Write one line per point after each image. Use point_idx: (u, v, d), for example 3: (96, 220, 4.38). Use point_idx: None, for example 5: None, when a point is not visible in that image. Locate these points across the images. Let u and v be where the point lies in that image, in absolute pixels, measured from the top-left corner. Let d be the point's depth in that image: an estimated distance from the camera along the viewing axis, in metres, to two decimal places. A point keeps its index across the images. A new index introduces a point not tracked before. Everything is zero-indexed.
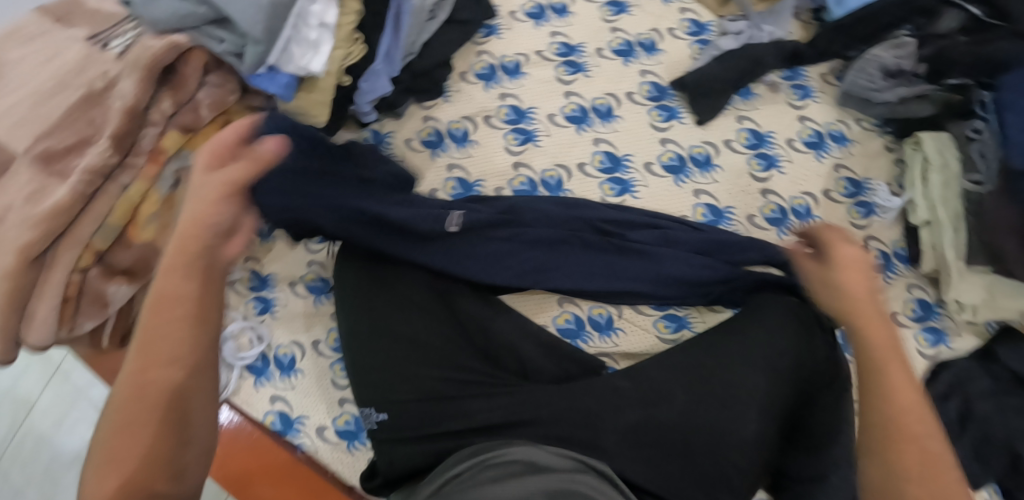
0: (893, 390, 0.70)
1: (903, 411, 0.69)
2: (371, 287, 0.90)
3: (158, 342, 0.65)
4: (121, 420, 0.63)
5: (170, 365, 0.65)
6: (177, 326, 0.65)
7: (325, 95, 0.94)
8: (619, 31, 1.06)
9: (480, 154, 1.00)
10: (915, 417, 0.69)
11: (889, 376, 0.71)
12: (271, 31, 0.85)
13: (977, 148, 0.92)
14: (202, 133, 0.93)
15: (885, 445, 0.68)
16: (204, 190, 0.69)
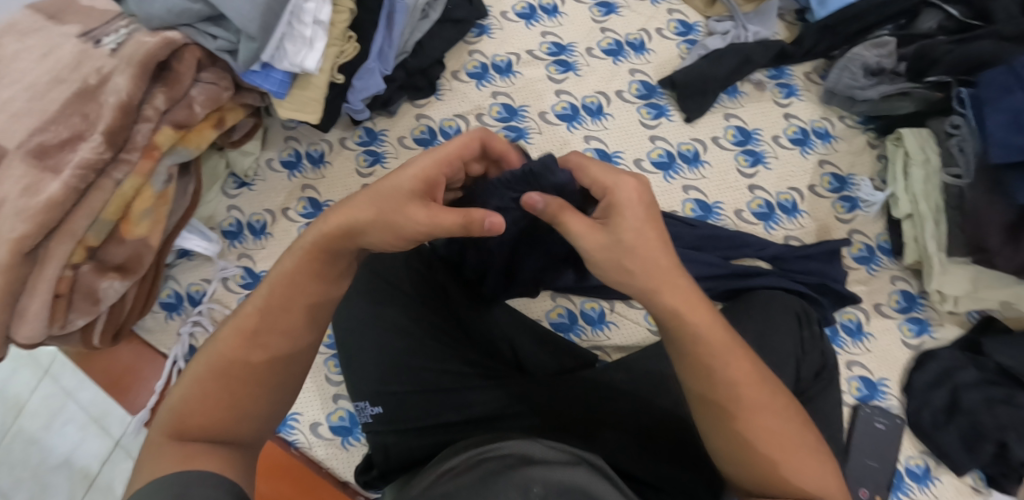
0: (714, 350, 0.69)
1: (746, 401, 0.68)
2: (365, 280, 0.89)
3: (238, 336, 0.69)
4: (217, 364, 0.68)
5: (237, 350, 0.69)
6: (259, 323, 0.69)
7: (319, 93, 0.95)
8: (609, 31, 1.08)
9: None
10: (748, 385, 0.68)
11: (734, 369, 0.68)
12: (266, 28, 0.86)
13: (957, 143, 0.93)
14: (196, 130, 0.93)
15: (715, 387, 0.68)
16: (413, 209, 0.69)
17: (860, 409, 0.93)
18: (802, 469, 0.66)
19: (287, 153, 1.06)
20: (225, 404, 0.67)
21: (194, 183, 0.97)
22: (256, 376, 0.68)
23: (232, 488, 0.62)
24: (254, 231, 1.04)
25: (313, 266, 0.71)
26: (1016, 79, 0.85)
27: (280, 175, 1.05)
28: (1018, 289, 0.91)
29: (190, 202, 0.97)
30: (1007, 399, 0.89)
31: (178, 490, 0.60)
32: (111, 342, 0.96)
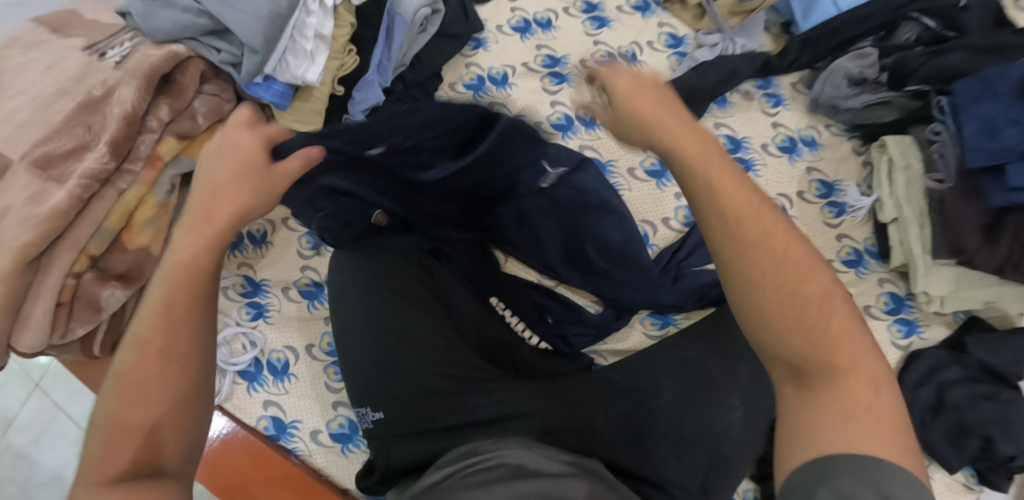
0: (759, 235, 0.59)
1: (792, 285, 0.58)
2: (363, 287, 0.90)
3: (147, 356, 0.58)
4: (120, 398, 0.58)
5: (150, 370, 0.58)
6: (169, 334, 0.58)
7: (320, 104, 0.97)
8: (601, 43, 1.10)
9: None
10: (797, 263, 0.59)
11: (767, 249, 0.58)
12: (270, 42, 0.89)
13: (938, 149, 0.97)
14: (199, 140, 0.95)
15: (766, 283, 0.58)
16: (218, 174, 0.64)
17: None
18: (840, 378, 0.57)
19: None
20: (140, 440, 0.57)
21: None
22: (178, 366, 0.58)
23: None
24: (254, 240, 1.05)
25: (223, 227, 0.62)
26: (987, 88, 0.90)
27: None
28: (999, 289, 0.94)
29: None
30: (992, 396, 0.91)
31: None
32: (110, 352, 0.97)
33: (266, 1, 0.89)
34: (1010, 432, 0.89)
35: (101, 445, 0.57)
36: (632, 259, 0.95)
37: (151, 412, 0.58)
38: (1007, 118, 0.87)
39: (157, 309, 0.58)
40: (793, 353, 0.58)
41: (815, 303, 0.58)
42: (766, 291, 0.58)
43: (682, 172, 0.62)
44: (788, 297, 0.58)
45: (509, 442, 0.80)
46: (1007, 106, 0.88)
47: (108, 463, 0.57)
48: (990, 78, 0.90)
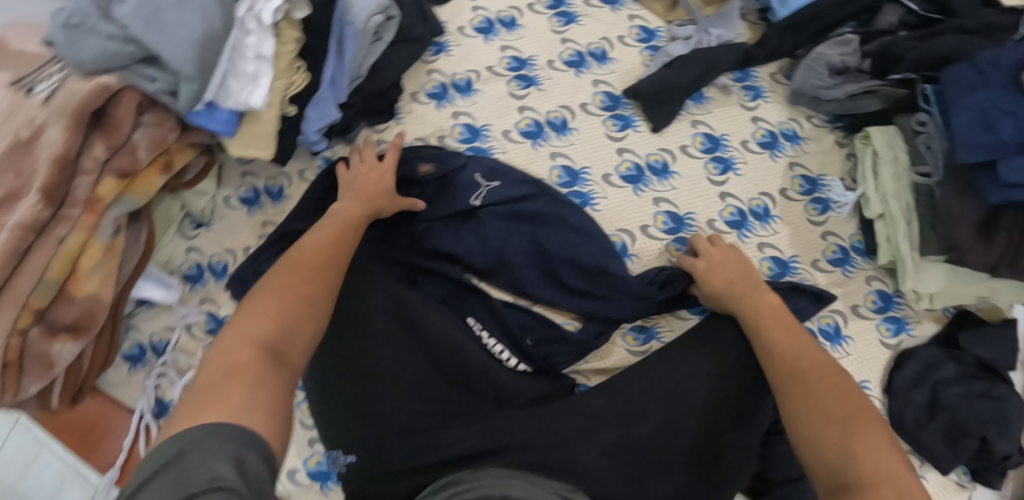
0: (830, 380, 0.74)
1: (841, 411, 0.70)
2: (327, 328, 0.85)
3: (301, 271, 0.77)
4: (248, 318, 0.71)
5: (291, 295, 0.74)
6: (308, 279, 0.76)
7: (271, 127, 0.91)
8: (569, 41, 1.05)
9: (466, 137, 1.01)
10: (847, 403, 0.71)
11: (806, 387, 0.74)
12: (204, 68, 0.82)
13: (924, 140, 0.93)
14: (141, 176, 0.89)
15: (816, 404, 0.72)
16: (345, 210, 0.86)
17: None
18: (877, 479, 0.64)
19: (245, 189, 1.02)
20: (250, 356, 0.68)
21: (145, 231, 0.93)
22: (309, 306, 0.74)
23: (249, 443, 0.60)
24: (215, 272, 0.99)
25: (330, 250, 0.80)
26: (977, 76, 0.86)
27: (238, 213, 1.01)
28: (993, 284, 0.91)
29: (144, 250, 0.93)
30: (986, 393, 0.90)
31: (184, 446, 0.58)
32: (71, 402, 0.92)
33: (197, 22, 0.81)
34: (1004, 430, 0.87)
35: (221, 353, 0.68)
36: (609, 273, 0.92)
37: (270, 322, 0.71)
38: (1001, 109, 0.82)
39: (306, 261, 0.78)
40: (834, 474, 0.66)
41: (874, 441, 0.67)
42: (810, 418, 0.71)
43: (739, 315, 0.84)
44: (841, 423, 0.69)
45: (489, 473, 0.74)
46: (1002, 96, 0.83)
47: (255, 339, 0.69)
48: (982, 63, 0.86)
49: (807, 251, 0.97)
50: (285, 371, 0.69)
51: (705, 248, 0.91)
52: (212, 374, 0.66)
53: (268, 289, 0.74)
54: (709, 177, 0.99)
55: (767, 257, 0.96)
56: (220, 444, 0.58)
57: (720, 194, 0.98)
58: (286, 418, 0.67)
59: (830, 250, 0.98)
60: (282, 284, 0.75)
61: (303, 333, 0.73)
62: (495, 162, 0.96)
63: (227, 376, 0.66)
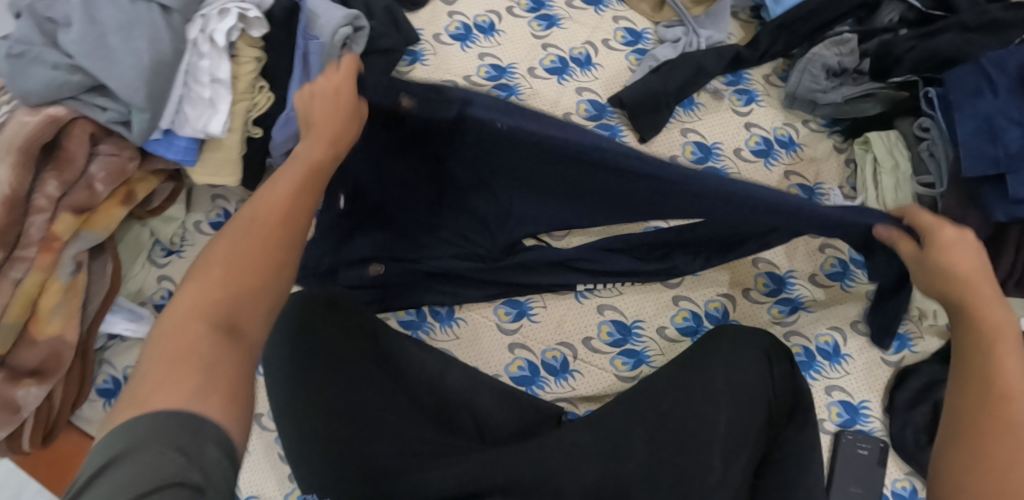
0: (997, 377, 0.58)
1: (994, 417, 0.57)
2: (299, 364, 0.82)
3: (272, 215, 0.61)
4: (213, 269, 0.59)
5: (256, 244, 0.60)
6: (281, 223, 0.61)
7: (234, 152, 0.86)
8: (551, 46, 0.99)
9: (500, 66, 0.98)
10: (1013, 400, 0.57)
11: (982, 353, 0.59)
12: (155, 95, 0.77)
13: (927, 147, 0.87)
14: (101, 209, 0.85)
15: (980, 400, 0.58)
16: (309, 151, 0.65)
17: (841, 436, 0.88)
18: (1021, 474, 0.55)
19: (216, 213, 0.97)
20: (205, 331, 0.56)
21: (111, 262, 0.89)
22: (280, 256, 0.61)
23: (219, 447, 0.52)
24: None
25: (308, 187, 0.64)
26: (984, 80, 0.80)
27: (210, 238, 0.97)
28: None
29: (111, 282, 0.89)
30: None
31: (151, 443, 0.50)
32: (43, 443, 0.88)
33: (145, 47, 0.76)
34: None
35: (176, 321, 0.57)
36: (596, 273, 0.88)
37: (231, 284, 0.58)
38: (1008, 118, 0.77)
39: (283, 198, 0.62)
40: (967, 461, 0.57)
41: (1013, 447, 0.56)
42: (959, 384, 0.60)
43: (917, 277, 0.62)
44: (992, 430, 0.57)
45: None
46: (1009, 103, 0.77)
47: (209, 306, 0.57)
48: (988, 66, 0.80)
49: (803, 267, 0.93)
50: (246, 346, 0.57)
51: (920, 226, 0.60)
52: (161, 356, 0.55)
53: (231, 241, 0.60)
54: None
55: (762, 273, 0.93)
56: (159, 452, 0.50)
57: None
58: (248, 397, 0.56)
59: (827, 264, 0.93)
60: (248, 234, 0.60)
61: (267, 295, 0.59)
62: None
63: (180, 355, 0.55)
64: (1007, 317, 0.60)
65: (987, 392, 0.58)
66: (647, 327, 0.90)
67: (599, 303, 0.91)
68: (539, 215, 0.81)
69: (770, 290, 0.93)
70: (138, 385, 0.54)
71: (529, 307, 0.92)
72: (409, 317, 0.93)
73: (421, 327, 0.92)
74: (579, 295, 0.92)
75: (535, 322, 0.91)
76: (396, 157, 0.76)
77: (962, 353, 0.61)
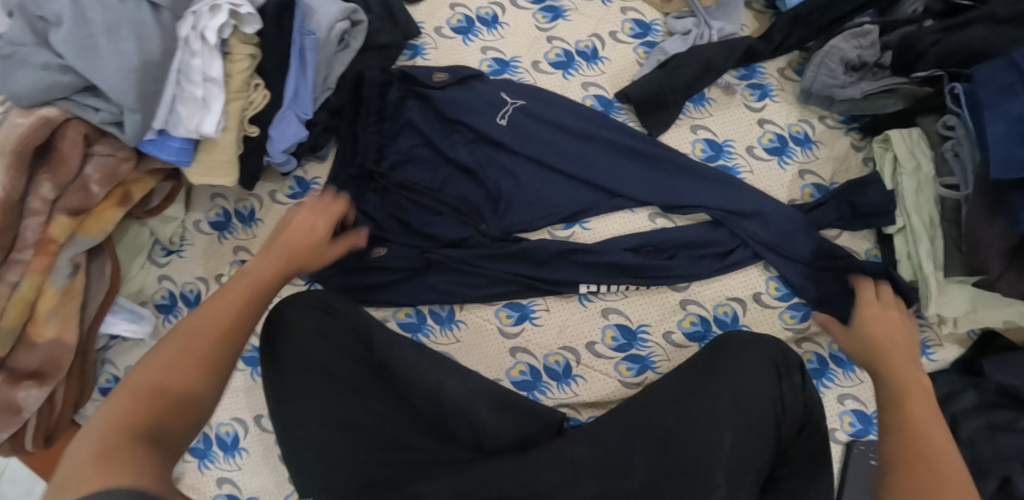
0: (928, 447, 0.59)
1: (928, 471, 0.57)
2: (293, 375, 0.80)
3: (207, 329, 0.64)
4: (134, 385, 0.60)
5: (188, 358, 0.62)
6: (218, 336, 0.64)
7: (230, 153, 0.85)
8: (556, 39, 0.96)
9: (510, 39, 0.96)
10: (931, 443, 0.59)
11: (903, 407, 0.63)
12: (146, 96, 0.75)
13: (952, 147, 0.82)
14: (96, 212, 0.84)
15: (906, 452, 0.59)
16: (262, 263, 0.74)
17: (853, 446, 0.84)
18: None
19: (215, 212, 0.96)
20: (123, 443, 0.56)
21: (109, 264, 0.89)
22: (213, 369, 0.63)
23: None
24: (187, 302, 0.95)
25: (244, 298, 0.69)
26: (1017, 77, 0.75)
27: (210, 237, 0.96)
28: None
29: (110, 283, 0.89)
30: (1009, 425, 0.82)
31: None
32: (45, 445, 0.89)
33: (134, 48, 0.74)
34: None
35: (104, 432, 0.56)
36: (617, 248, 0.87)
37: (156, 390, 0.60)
38: None
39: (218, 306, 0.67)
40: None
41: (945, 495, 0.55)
42: (892, 441, 0.61)
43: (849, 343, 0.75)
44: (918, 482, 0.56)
45: None
46: None
47: (131, 419, 0.58)
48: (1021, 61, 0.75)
49: None
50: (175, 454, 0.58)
51: (864, 294, 0.78)
52: (86, 460, 0.54)
53: (159, 360, 0.62)
54: None
55: (774, 277, 0.88)
56: None
57: None
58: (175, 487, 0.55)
59: None
60: (185, 342, 0.63)
61: (195, 403, 0.61)
62: (468, 178, 0.92)
63: (106, 458, 0.54)
64: (927, 411, 0.62)
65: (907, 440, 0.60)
66: (653, 332, 0.88)
67: (604, 306, 0.89)
68: (554, 194, 0.90)
69: (781, 295, 0.88)
70: (59, 496, 0.52)
71: (532, 310, 0.89)
72: (409, 320, 0.90)
73: (421, 329, 0.90)
74: (583, 298, 0.89)
75: (538, 325, 0.89)
76: (451, 135, 0.93)
77: (885, 437, 0.62)
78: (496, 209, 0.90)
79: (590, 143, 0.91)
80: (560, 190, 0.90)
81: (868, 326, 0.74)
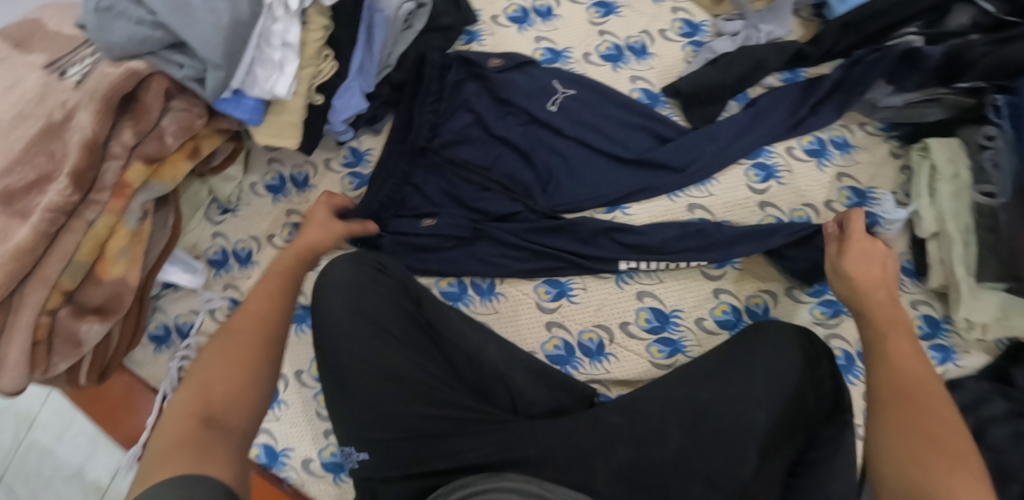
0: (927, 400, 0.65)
1: (928, 434, 0.62)
2: (349, 328, 0.84)
3: (249, 324, 0.73)
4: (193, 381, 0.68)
5: (235, 349, 0.71)
6: (256, 329, 0.72)
7: (297, 117, 0.91)
8: (608, 33, 1.00)
9: (565, 29, 1.01)
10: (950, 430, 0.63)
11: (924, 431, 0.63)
12: (231, 55, 0.81)
13: (990, 157, 0.85)
14: (168, 162, 0.90)
15: (913, 429, 0.63)
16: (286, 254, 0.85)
17: None
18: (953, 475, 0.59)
19: (271, 176, 1.02)
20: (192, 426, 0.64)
21: (172, 216, 0.94)
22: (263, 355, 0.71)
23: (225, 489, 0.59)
24: (240, 259, 1.00)
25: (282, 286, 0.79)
26: None
27: (264, 199, 1.01)
28: None
29: (170, 235, 0.94)
30: None
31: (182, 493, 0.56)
32: (98, 380, 0.94)
33: (223, 9, 0.80)
34: None
35: (174, 421, 0.65)
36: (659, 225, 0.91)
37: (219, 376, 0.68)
38: None
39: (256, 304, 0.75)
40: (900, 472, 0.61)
41: (947, 443, 0.61)
42: (900, 427, 0.64)
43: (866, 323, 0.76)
44: (923, 438, 0.62)
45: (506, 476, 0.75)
46: None
47: (195, 406, 0.66)
48: None
49: None
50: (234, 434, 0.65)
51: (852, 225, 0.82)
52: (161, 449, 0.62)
53: (208, 359, 0.70)
54: (749, 184, 0.94)
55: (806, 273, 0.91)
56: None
57: (760, 204, 0.93)
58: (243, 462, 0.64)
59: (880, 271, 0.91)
60: (230, 339, 0.72)
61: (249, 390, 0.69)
62: (514, 157, 0.95)
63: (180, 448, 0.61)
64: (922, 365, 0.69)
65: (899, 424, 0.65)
66: (685, 317, 0.90)
67: (640, 289, 0.92)
68: (596, 170, 0.94)
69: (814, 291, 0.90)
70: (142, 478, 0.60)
71: (569, 288, 0.93)
72: (451, 289, 0.94)
73: (462, 299, 0.94)
74: (620, 280, 0.92)
75: (574, 302, 0.92)
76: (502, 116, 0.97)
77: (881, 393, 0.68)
78: (546, 188, 0.94)
79: (638, 132, 0.95)
80: (608, 174, 0.94)
81: (848, 265, 0.79)
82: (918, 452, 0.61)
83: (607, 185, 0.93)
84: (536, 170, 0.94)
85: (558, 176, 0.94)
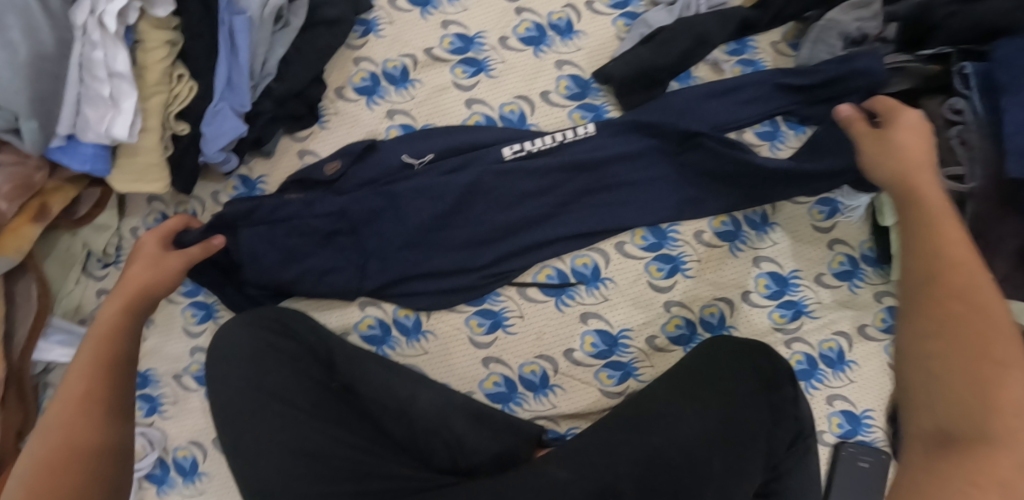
0: (963, 271, 0.52)
1: (976, 334, 0.49)
2: (245, 413, 0.74)
3: (105, 343, 0.64)
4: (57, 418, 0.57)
5: (97, 366, 0.62)
6: (112, 345, 0.64)
7: (156, 155, 0.76)
8: (526, 11, 0.86)
9: (478, 8, 0.86)
10: (984, 364, 0.48)
11: (928, 364, 0.51)
12: (41, 98, 0.65)
13: (959, 133, 0.76)
14: (10, 228, 0.75)
15: (956, 333, 0.50)
16: (147, 261, 0.74)
17: (841, 449, 0.81)
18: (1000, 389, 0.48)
19: (153, 219, 0.87)
20: (67, 456, 0.55)
21: (35, 284, 0.81)
22: (124, 372, 0.63)
23: None
24: None
25: (125, 319, 0.67)
26: None
27: None
28: None
29: (38, 307, 0.81)
30: None
31: None
32: None
33: (20, 40, 0.63)
34: None
35: (42, 468, 0.54)
36: (562, 221, 0.82)
37: (99, 385, 0.60)
38: None
39: (102, 332, 0.65)
40: (960, 415, 0.48)
41: (999, 341, 0.49)
42: (932, 324, 0.51)
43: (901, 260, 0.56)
44: (969, 356, 0.49)
45: None
46: None
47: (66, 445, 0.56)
48: None
49: (810, 265, 0.83)
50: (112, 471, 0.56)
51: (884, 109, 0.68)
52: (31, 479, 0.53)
53: (51, 422, 0.57)
54: None
55: (762, 273, 0.83)
56: None
57: None
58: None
59: (844, 261, 0.83)
60: (98, 348, 0.63)
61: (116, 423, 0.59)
62: (401, 190, 0.80)
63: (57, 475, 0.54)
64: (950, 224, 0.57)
65: (927, 283, 0.53)
66: (635, 337, 0.82)
67: (583, 311, 0.82)
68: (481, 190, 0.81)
69: (771, 293, 0.83)
70: None
71: (505, 317, 0.82)
72: (372, 332, 0.83)
73: (386, 342, 0.83)
74: (560, 302, 0.82)
75: (511, 333, 0.82)
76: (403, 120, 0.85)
77: (910, 284, 0.55)
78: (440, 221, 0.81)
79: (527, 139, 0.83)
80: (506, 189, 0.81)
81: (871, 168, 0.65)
82: (953, 401, 0.49)
83: (496, 200, 0.81)
84: (418, 207, 0.80)
85: (443, 198, 0.80)
